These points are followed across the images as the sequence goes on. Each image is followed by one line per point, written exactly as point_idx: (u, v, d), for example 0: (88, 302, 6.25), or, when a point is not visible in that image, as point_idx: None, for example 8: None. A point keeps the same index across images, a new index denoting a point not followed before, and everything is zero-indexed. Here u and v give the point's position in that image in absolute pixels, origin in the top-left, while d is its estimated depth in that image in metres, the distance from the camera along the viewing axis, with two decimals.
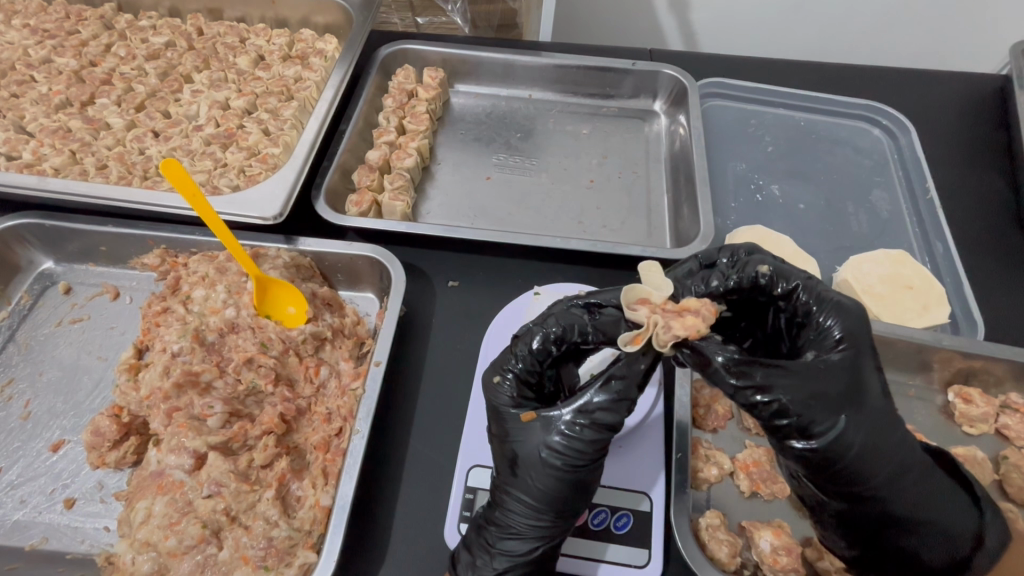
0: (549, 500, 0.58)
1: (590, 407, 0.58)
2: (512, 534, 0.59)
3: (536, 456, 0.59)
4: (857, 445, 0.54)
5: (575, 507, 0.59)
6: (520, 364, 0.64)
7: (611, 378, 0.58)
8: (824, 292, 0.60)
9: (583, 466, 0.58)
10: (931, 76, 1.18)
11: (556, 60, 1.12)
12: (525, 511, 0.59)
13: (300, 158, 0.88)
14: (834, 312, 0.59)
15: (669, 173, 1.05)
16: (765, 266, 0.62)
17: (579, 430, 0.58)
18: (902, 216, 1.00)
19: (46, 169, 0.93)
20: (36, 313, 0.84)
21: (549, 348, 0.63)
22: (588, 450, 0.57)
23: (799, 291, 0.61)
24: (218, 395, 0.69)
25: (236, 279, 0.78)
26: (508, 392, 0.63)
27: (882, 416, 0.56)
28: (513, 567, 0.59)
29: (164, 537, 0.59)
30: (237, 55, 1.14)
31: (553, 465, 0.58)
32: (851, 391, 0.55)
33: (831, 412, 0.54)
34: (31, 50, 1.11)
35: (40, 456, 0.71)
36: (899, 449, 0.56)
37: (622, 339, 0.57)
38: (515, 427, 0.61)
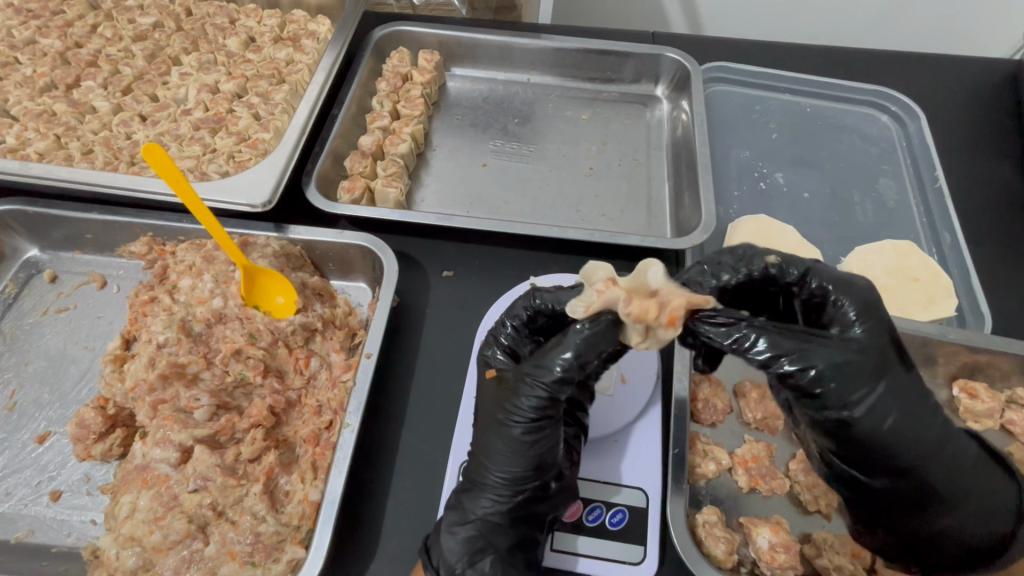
0: (498, 456, 0.60)
1: (538, 363, 0.58)
2: (473, 493, 0.60)
3: (491, 409, 0.62)
4: (888, 417, 0.54)
5: (526, 466, 0.59)
6: (509, 336, 0.67)
7: (560, 338, 0.58)
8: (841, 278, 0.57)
9: (528, 421, 0.59)
10: (941, 60, 1.15)
11: (556, 43, 1.09)
12: (482, 469, 0.61)
13: (289, 143, 0.85)
14: (847, 292, 0.56)
15: (670, 161, 1.02)
16: (773, 256, 0.59)
17: (523, 385, 0.58)
18: (909, 204, 0.98)
19: (30, 153, 0.90)
20: (21, 302, 0.82)
21: (532, 316, 0.65)
22: (533, 405, 0.58)
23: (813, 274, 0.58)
24: (205, 387, 0.68)
25: (223, 268, 0.76)
26: (492, 356, 0.67)
27: (907, 387, 0.55)
28: (467, 531, 0.58)
29: (149, 532, 0.58)
30: (226, 37, 1.10)
31: (503, 419, 0.60)
32: (878, 364, 0.54)
33: (865, 383, 0.53)
34: (15, 30, 1.08)
35: (26, 448, 0.70)
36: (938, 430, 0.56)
37: (572, 304, 0.59)
38: (482, 389, 0.64)
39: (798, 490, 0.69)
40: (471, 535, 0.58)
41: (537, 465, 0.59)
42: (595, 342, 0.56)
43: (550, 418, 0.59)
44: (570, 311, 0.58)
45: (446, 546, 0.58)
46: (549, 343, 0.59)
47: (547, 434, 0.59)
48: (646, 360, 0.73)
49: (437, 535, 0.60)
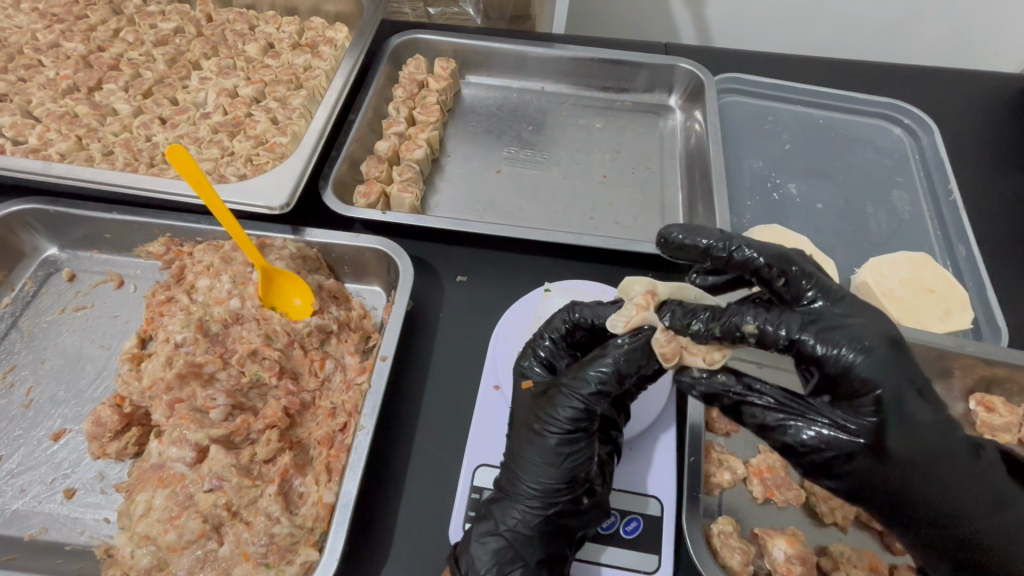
0: (531, 468, 0.60)
1: (575, 374, 0.60)
2: (505, 503, 0.60)
3: (524, 418, 0.63)
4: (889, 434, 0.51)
5: (559, 478, 0.60)
6: (546, 350, 0.68)
7: (599, 351, 0.60)
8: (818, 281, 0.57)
9: (563, 432, 0.60)
10: (954, 74, 1.15)
11: (570, 52, 1.10)
12: (513, 477, 0.61)
13: (308, 147, 0.86)
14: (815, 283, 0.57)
15: (684, 171, 1.03)
16: (754, 251, 0.60)
17: (561, 396, 0.60)
18: (923, 217, 0.98)
19: (51, 154, 0.91)
20: (39, 299, 0.83)
21: (569, 329, 0.67)
22: (570, 415, 0.59)
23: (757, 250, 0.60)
24: (221, 387, 0.68)
25: (241, 269, 0.76)
26: (524, 366, 0.67)
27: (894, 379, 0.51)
28: (498, 541, 0.58)
29: (164, 531, 0.58)
30: (246, 43, 1.12)
31: (539, 429, 0.61)
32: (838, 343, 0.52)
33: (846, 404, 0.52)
34: (39, 33, 1.10)
35: (41, 446, 0.70)
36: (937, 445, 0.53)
37: (612, 320, 0.61)
38: (518, 399, 0.65)
39: (814, 501, 0.68)
40: (502, 546, 0.58)
41: (571, 478, 0.60)
42: (632, 358, 0.58)
43: (585, 430, 0.60)
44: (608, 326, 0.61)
45: (477, 556, 0.57)
46: (588, 354, 0.61)
47: (580, 446, 0.60)
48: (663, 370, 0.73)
49: (464, 542, 0.59)
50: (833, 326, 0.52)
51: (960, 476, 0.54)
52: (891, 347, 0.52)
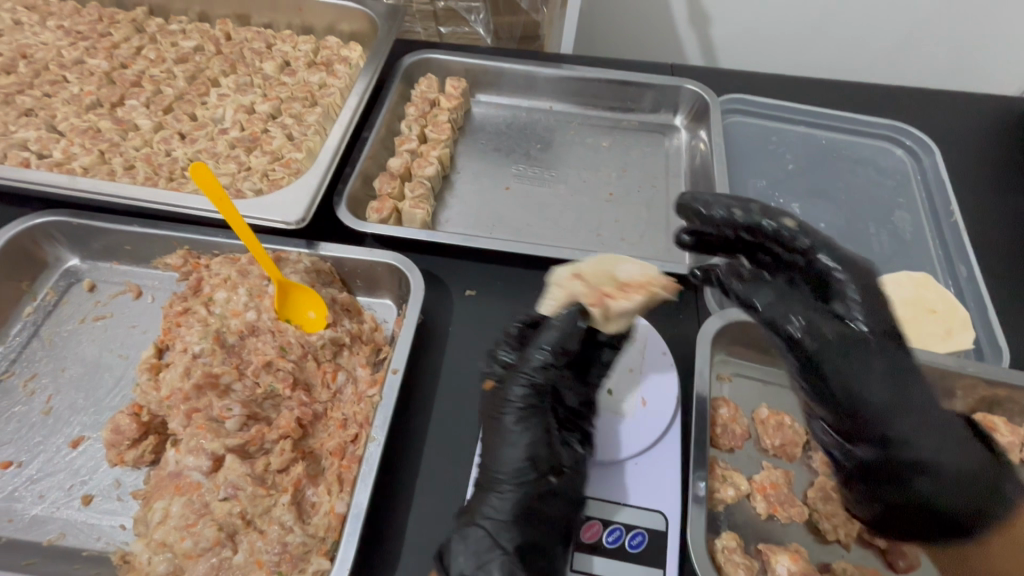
0: (495, 449, 0.64)
1: (523, 358, 0.68)
2: (482, 495, 0.63)
3: (485, 408, 0.68)
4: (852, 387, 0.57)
5: (525, 453, 0.63)
6: (506, 350, 0.71)
7: (544, 330, 0.68)
8: (835, 244, 0.62)
9: (521, 407, 0.65)
10: (955, 96, 1.18)
11: (578, 73, 1.13)
12: (484, 467, 0.64)
13: (324, 163, 0.89)
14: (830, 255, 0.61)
15: (688, 189, 1.05)
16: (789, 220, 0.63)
17: (515, 376, 0.67)
18: (925, 237, 1.00)
19: (75, 168, 0.94)
20: (60, 309, 0.85)
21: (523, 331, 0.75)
22: (521, 393, 0.66)
23: (778, 215, 0.64)
24: (236, 398, 0.70)
25: (258, 283, 0.79)
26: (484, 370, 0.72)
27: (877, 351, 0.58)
28: (473, 534, 0.59)
29: (180, 538, 0.59)
30: (263, 61, 1.16)
31: (501, 412, 0.66)
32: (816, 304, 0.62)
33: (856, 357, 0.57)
34: (64, 50, 1.14)
35: (60, 453, 0.72)
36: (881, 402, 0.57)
37: (544, 303, 0.71)
38: (483, 398, 0.69)
39: (817, 518, 0.69)
40: (482, 538, 0.59)
41: (533, 457, 0.63)
42: (567, 324, 0.66)
43: (541, 404, 0.66)
44: (543, 311, 0.72)
45: (457, 555, 0.58)
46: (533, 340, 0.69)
47: (539, 418, 0.65)
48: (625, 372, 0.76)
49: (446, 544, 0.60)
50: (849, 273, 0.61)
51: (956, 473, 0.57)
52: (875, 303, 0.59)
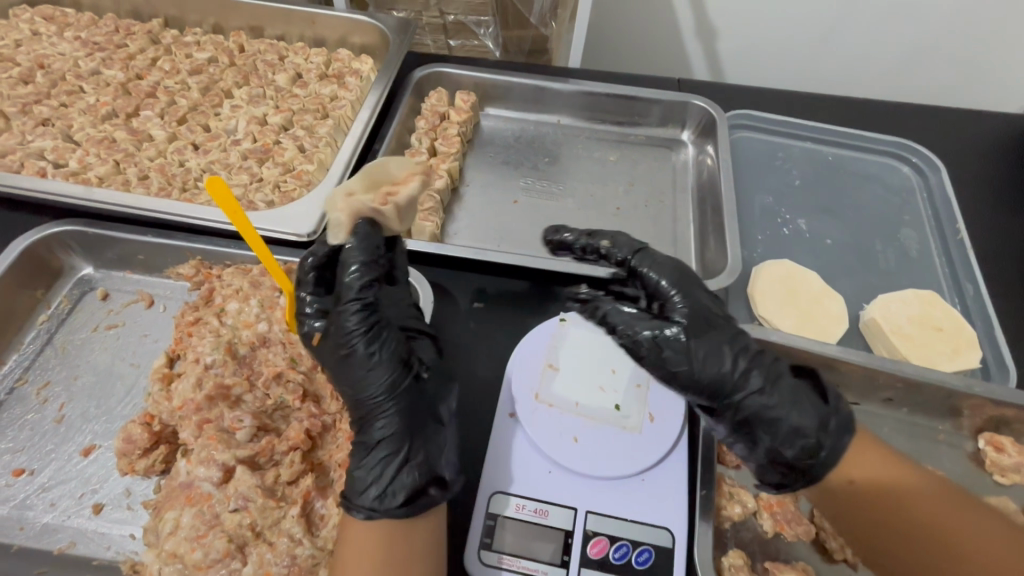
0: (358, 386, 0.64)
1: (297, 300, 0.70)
2: (365, 426, 0.64)
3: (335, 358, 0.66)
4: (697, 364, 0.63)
5: (385, 376, 0.63)
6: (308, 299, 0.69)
7: (342, 266, 0.65)
8: (648, 250, 0.72)
9: (363, 335, 0.63)
10: (961, 113, 1.18)
11: (586, 88, 1.14)
12: (353, 402, 0.65)
13: (336, 176, 0.90)
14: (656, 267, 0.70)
15: (695, 204, 1.05)
16: (607, 239, 0.74)
17: (342, 308, 0.64)
18: (931, 254, 1.00)
19: (91, 178, 0.96)
20: (74, 317, 0.86)
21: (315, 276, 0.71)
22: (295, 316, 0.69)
23: (598, 238, 0.75)
24: (247, 409, 0.70)
25: (269, 294, 0.80)
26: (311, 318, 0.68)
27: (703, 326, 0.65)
28: (369, 459, 0.61)
29: (191, 549, 0.60)
30: (275, 72, 1.17)
31: (340, 350, 0.64)
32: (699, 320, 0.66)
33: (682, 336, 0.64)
34: (81, 61, 1.16)
35: (71, 461, 0.73)
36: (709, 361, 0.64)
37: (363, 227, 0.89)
38: (315, 348, 0.66)
39: (824, 536, 0.69)
40: (380, 458, 0.61)
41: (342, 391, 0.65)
42: (360, 251, 0.64)
43: (382, 338, 0.65)
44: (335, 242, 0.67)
45: (359, 481, 0.61)
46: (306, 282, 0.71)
47: (384, 343, 0.64)
48: (586, 351, 0.78)
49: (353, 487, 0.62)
50: (665, 267, 0.70)
51: (791, 412, 0.63)
52: (690, 282, 0.69)
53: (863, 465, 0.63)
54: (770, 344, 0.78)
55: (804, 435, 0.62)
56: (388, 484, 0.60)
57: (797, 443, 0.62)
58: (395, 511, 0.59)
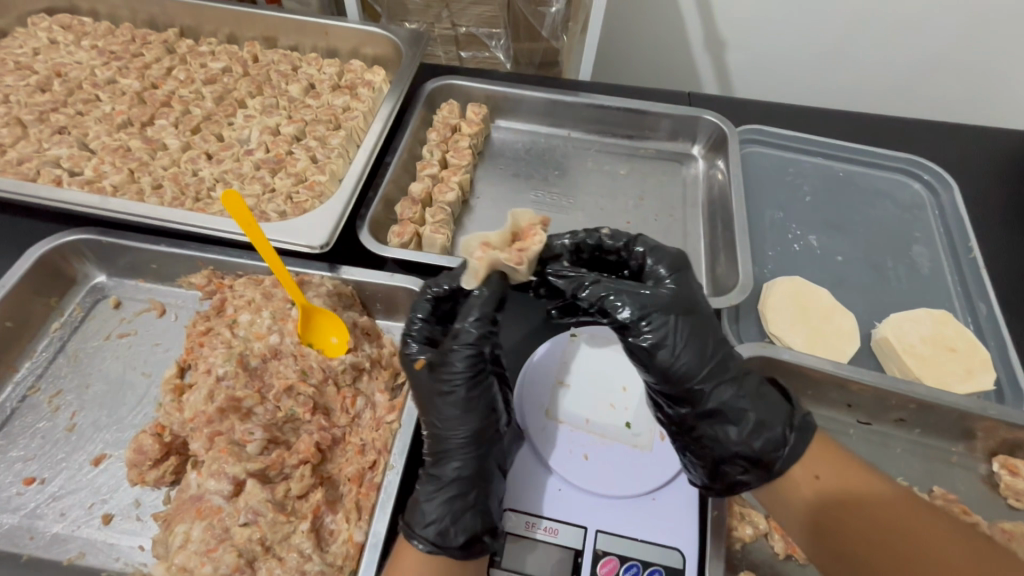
0: (456, 424, 0.66)
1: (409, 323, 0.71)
2: (439, 463, 0.66)
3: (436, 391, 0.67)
4: (682, 345, 0.65)
5: (472, 425, 0.66)
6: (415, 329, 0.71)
7: (462, 312, 0.68)
8: (648, 240, 0.73)
9: (466, 382, 0.66)
10: (973, 130, 1.18)
11: (597, 102, 1.14)
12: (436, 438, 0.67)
13: (348, 189, 0.90)
14: (657, 255, 0.72)
15: (705, 219, 1.05)
16: (607, 229, 0.75)
17: (452, 352, 0.67)
18: (943, 273, 0.99)
19: (105, 186, 0.96)
20: (86, 325, 0.87)
21: (434, 304, 0.72)
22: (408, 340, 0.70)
23: (599, 229, 0.75)
24: (258, 421, 0.70)
25: (281, 305, 0.80)
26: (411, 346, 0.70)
27: (698, 316, 0.68)
28: (438, 496, 0.63)
29: (201, 564, 0.60)
30: (289, 83, 1.19)
31: (440, 388, 0.67)
32: (687, 304, 0.68)
33: (665, 318, 0.66)
34: (97, 70, 1.17)
35: (82, 470, 0.73)
36: (697, 345, 0.66)
37: (366, 237, 0.89)
38: (413, 378, 0.68)
39: None
40: (447, 498, 0.63)
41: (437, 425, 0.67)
42: (484, 308, 0.66)
43: (483, 382, 0.67)
44: (464, 286, 0.69)
45: (422, 513, 0.62)
46: (417, 305, 0.72)
47: (481, 393, 0.67)
48: (609, 374, 0.78)
49: (414, 513, 0.63)
50: (664, 254, 0.72)
51: (761, 408, 0.66)
52: (686, 272, 0.72)
53: (830, 467, 0.66)
54: (781, 362, 0.78)
55: (768, 429, 0.66)
56: (451, 526, 0.61)
57: (761, 436, 0.66)
58: (454, 551, 0.60)
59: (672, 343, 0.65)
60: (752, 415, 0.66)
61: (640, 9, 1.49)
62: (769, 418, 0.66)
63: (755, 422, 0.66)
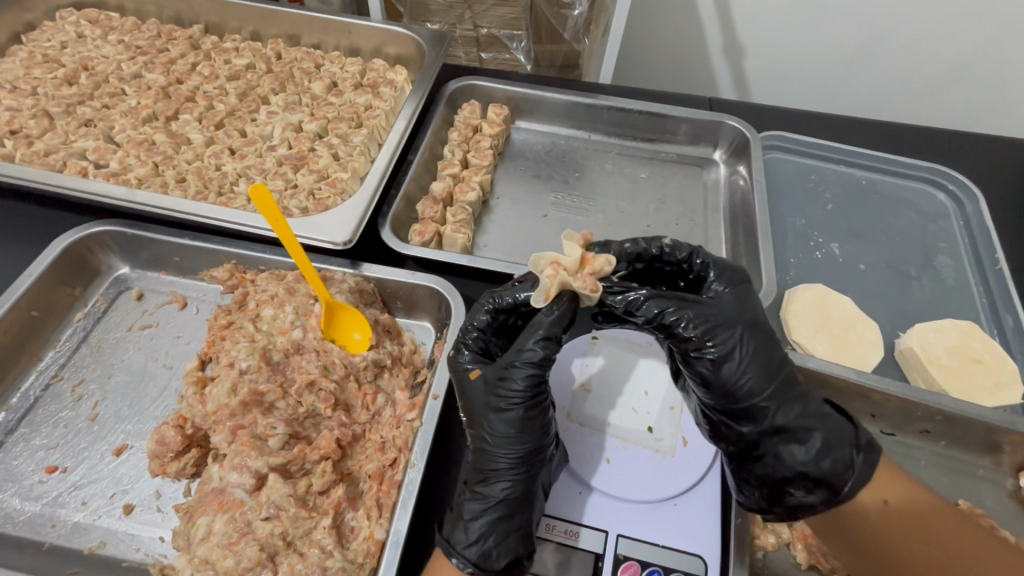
0: (507, 443, 0.64)
1: (463, 335, 0.70)
2: (487, 481, 0.64)
3: (488, 405, 0.65)
4: (749, 359, 0.64)
5: (526, 448, 0.64)
6: (472, 340, 0.70)
7: (526, 329, 0.65)
8: (708, 254, 0.73)
9: (524, 403, 0.64)
10: (999, 141, 1.16)
11: (618, 104, 1.14)
12: (487, 453, 0.65)
13: (371, 186, 0.91)
14: (717, 270, 0.71)
15: (727, 224, 1.05)
16: (668, 239, 0.73)
17: (513, 370, 0.64)
18: (968, 284, 0.98)
19: (130, 179, 0.97)
20: (109, 316, 0.87)
21: (492, 317, 0.70)
22: (464, 351, 0.69)
23: (656, 240, 0.73)
24: (280, 416, 0.70)
25: (304, 301, 0.80)
26: (467, 357, 0.69)
27: (764, 334, 0.66)
28: (483, 513, 0.62)
29: (223, 557, 0.60)
30: (312, 80, 1.19)
31: (497, 404, 0.65)
32: (751, 318, 0.66)
33: (731, 331, 0.64)
34: (123, 64, 1.18)
35: (103, 460, 0.73)
36: (764, 362, 0.65)
37: (388, 235, 0.89)
38: (467, 391, 0.67)
39: None
40: (490, 518, 0.61)
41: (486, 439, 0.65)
42: (547, 329, 0.63)
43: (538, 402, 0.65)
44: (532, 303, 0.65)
45: (465, 530, 0.61)
46: (475, 315, 0.70)
47: (538, 415, 0.65)
48: (615, 385, 0.77)
49: (456, 527, 0.62)
50: (727, 271, 0.71)
51: (823, 428, 0.64)
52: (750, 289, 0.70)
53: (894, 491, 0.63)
54: (805, 370, 0.77)
55: (834, 449, 0.63)
56: (493, 547, 0.60)
57: (829, 456, 0.63)
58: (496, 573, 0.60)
59: (739, 360, 0.64)
60: (813, 434, 0.64)
61: (660, 15, 1.49)
62: (831, 439, 0.64)
63: (818, 444, 0.64)
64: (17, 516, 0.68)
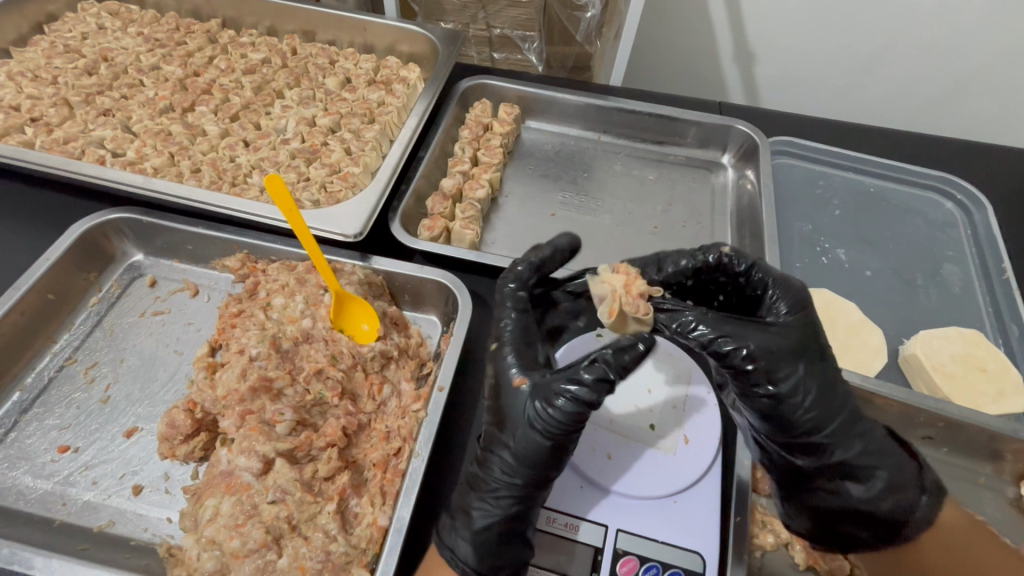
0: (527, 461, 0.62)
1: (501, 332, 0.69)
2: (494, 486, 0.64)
3: (523, 417, 0.63)
4: (813, 394, 0.60)
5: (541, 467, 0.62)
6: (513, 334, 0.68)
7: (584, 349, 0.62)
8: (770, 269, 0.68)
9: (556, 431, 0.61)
10: (1008, 152, 1.16)
11: (628, 106, 1.15)
12: (503, 465, 0.64)
13: (383, 180, 0.92)
14: (780, 288, 0.66)
15: (734, 228, 1.05)
16: (725, 249, 0.68)
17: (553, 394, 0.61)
18: (974, 293, 0.98)
19: (147, 168, 0.99)
20: (122, 301, 0.89)
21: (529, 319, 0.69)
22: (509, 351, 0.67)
23: (710, 251, 0.69)
24: (288, 402, 0.72)
25: (314, 291, 0.81)
26: (515, 361, 0.66)
27: (825, 367, 0.62)
28: (490, 525, 0.62)
29: (230, 537, 0.61)
30: (326, 76, 1.21)
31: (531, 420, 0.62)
32: (812, 348, 0.62)
33: (792, 365, 0.60)
34: (142, 56, 1.20)
35: (114, 441, 0.74)
36: (829, 397, 0.61)
37: (397, 229, 0.90)
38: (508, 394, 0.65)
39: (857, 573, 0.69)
40: (500, 529, 0.61)
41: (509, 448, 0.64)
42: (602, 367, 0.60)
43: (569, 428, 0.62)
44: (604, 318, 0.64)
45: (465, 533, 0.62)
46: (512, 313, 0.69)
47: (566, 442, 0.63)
48: (622, 404, 0.76)
49: (456, 527, 0.63)
50: (790, 291, 0.65)
51: (885, 468, 0.63)
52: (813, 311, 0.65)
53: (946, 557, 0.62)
54: None
55: (896, 491, 0.63)
56: (500, 559, 0.61)
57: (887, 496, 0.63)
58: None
59: (805, 395, 0.60)
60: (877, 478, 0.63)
61: (671, 20, 1.50)
62: (896, 479, 0.64)
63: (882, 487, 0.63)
64: (29, 493, 0.70)
